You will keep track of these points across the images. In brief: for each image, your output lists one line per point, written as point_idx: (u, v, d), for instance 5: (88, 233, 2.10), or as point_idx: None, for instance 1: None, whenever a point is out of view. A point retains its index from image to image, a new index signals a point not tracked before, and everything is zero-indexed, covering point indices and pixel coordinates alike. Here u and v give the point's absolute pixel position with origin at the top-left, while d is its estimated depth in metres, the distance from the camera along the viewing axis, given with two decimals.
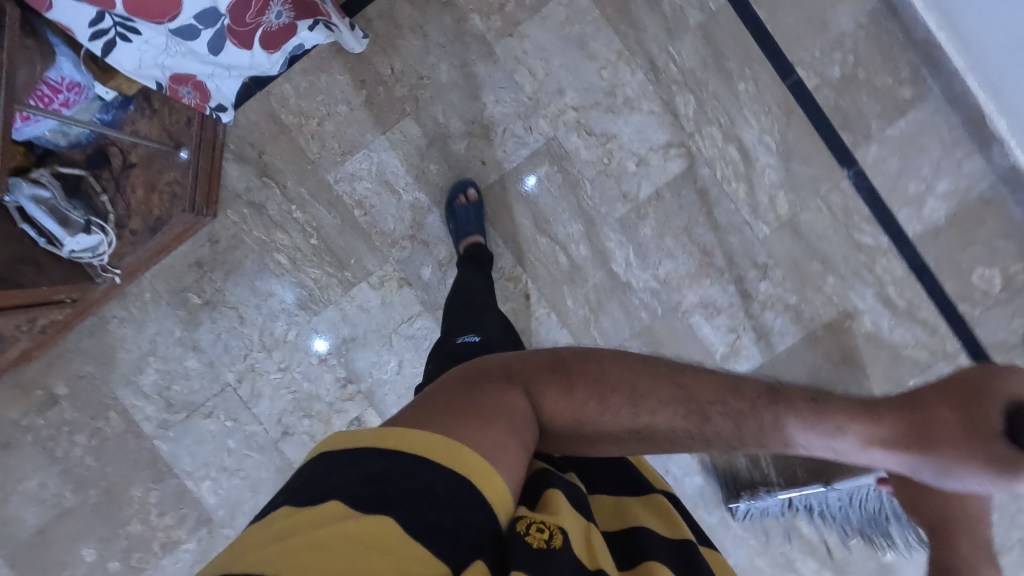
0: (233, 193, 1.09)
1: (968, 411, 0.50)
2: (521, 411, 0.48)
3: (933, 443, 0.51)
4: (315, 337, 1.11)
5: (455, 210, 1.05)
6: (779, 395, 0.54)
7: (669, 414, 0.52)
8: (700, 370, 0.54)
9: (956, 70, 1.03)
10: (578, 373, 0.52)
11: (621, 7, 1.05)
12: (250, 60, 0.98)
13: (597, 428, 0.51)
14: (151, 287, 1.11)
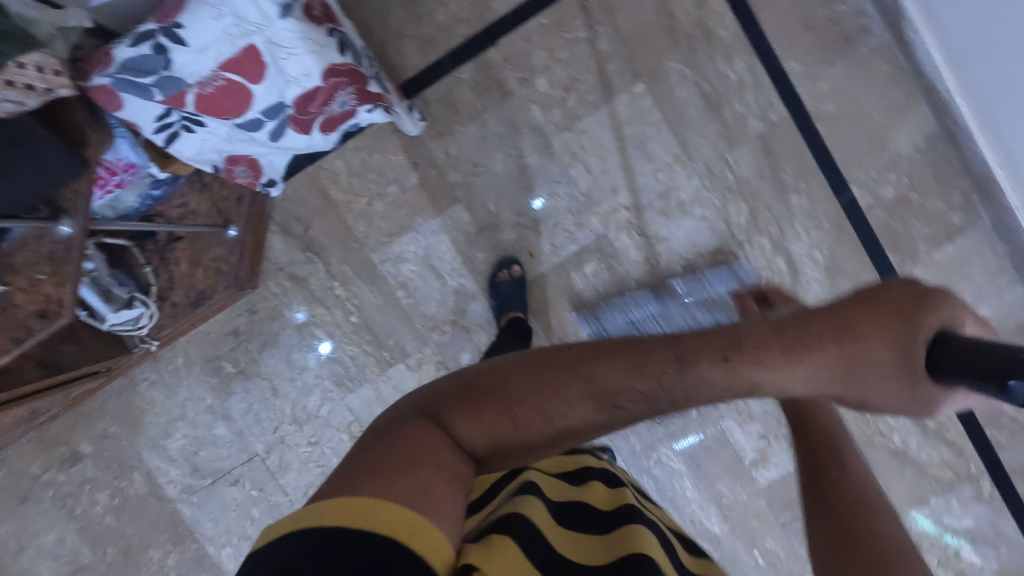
0: (276, 265, 1.08)
1: (896, 343, 0.43)
2: (439, 444, 0.48)
3: (858, 380, 0.46)
4: (319, 340, 1.09)
5: (498, 285, 1.05)
6: (686, 360, 0.50)
7: (582, 410, 0.51)
8: (608, 357, 0.52)
9: (1008, 207, 1.03)
10: (484, 391, 0.52)
11: (682, 111, 1.04)
12: (307, 142, 0.96)
13: (517, 441, 0.51)
14: (185, 352, 1.09)
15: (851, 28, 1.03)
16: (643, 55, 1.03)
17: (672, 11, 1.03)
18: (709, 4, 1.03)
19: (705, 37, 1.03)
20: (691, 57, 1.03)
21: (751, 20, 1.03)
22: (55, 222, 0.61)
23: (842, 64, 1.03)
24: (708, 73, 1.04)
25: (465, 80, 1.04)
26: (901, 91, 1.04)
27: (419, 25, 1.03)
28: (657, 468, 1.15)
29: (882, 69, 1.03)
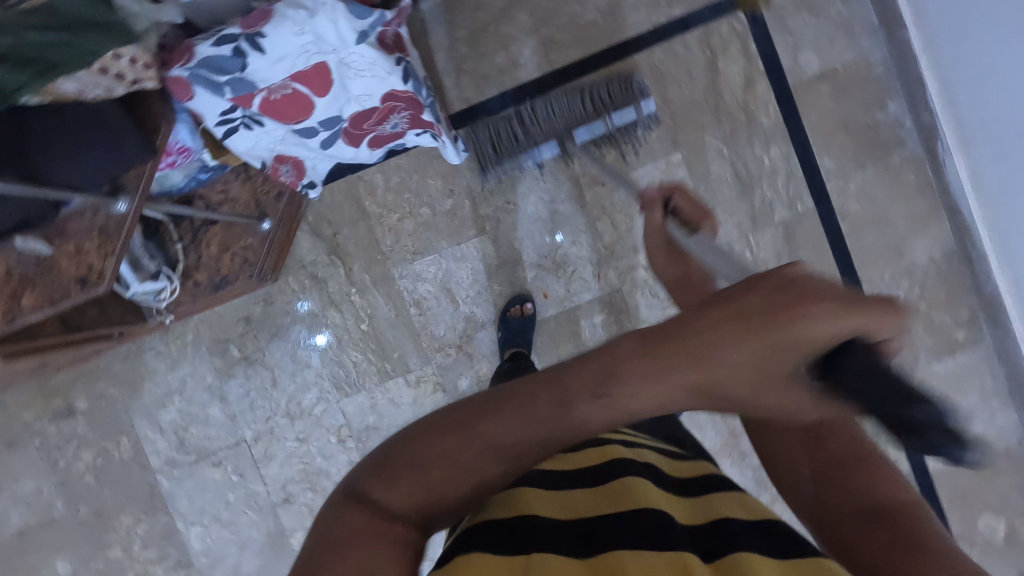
0: (299, 262, 1.11)
1: (778, 350, 0.39)
2: (360, 525, 0.42)
3: (739, 395, 0.42)
4: (317, 332, 1.12)
5: (507, 320, 1.08)
6: (571, 396, 0.43)
7: (489, 458, 0.44)
8: (501, 402, 0.45)
9: (1012, 333, 1.06)
10: (391, 460, 0.45)
11: (714, 186, 1.08)
12: (353, 153, 1.01)
13: (436, 498, 0.44)
14: (195, 329, 1.12)
15: (886, 137, 1.07)
16: (685, 127, 1.08)
17: (721, 90, 1.07)
18: (756, 90, 1.07)
19: (747, 120, 1.07)
20: (731, 137, 1.08)
21: (793, 112, 1.07)
22: (115, 199, 0.64)
23: (872, 169, 1.08)
24: (744, 155, 1.08)
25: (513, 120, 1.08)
26: (926, 204, 1.07)
27: (480, 62, 1.08)
28: None
29: (910, 180, 1.07)
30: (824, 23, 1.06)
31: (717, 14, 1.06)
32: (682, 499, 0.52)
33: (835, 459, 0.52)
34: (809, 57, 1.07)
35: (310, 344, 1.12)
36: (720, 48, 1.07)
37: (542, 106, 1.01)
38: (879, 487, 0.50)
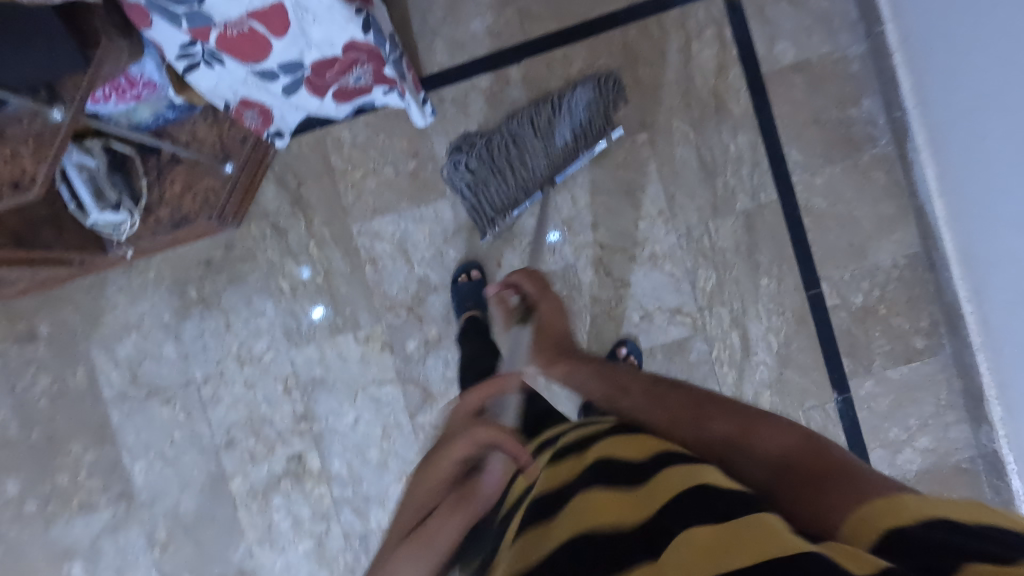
0: (262, 211, 1.13)
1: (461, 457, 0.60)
2: None
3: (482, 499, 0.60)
4: (316, 304, 1.13)
5: (456, 286, 1.08)
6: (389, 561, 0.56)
7: None
8: None
9: (970, 344, 1.03)
10: None
11: (677, 170, 1.07)
12: (318, 105, 1.02)
13: None
14: (156, 267, 1.14)
15: (858, 134, 1.05)
16: (653, 108, 1.07)
17: (692, 74, 1.06)
18: (728, 76, 1.06)
19: (716, 106, 1.06)
20: (699, 121, 1.07)
21: (764, 102, 1.06)
22: (50, 107, 0.66)
23: (841, 165, 1.06)
24: (710, 141, 1.07)
25: (482, 88, 1.09)
26: (893, 206, 1.05)
27: (454, 28, 1.09)
28: None
29: (879, 180, 1.05)
30: (803, 14, 1.05)
31: None
32: (628, 491, 0.50)
33: (723, 440, 0.56)
34: (785, 47, 1.05)
35: (309, 317, 1.13)
36: (695, 31, 1.06)
37: (514, 157, 1.04)
38: (768, 447, 0.53)
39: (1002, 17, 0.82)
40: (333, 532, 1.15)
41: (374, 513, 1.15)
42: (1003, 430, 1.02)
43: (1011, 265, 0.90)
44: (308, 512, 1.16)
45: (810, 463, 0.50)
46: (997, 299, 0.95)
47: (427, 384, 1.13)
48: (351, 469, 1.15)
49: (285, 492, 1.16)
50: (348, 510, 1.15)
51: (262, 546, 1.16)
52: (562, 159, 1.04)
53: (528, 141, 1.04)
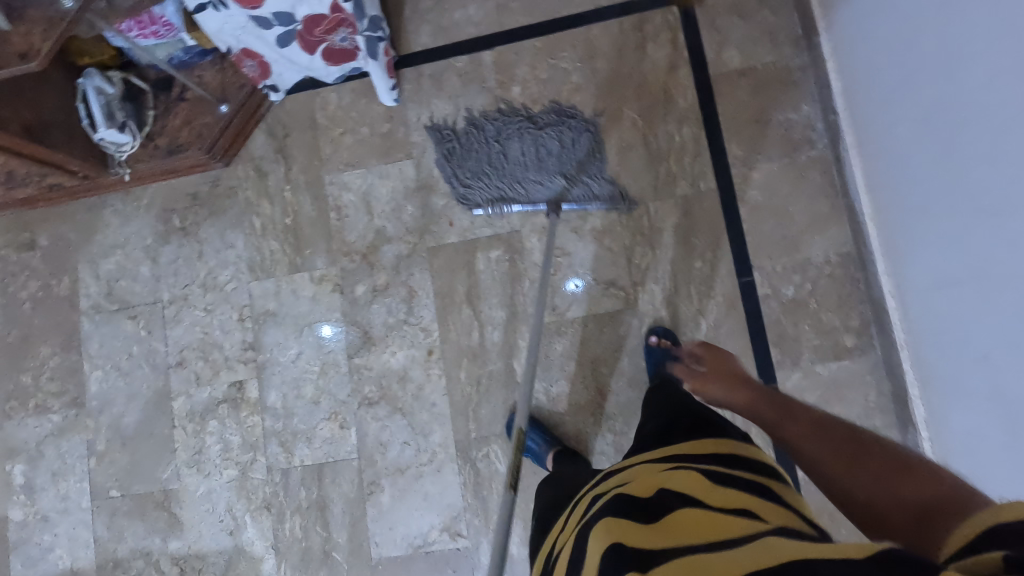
0: (250, 155, 1.26)
1: None
2: None
3: None
4: (325, 323, 1.20)
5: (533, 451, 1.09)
6: None
7: None
8: None
9: (895, 342, 1.02)
10: None
11: (624, 154, 1.15)
12: (309, 62, 1.16)
13: None
14: (149, 195, 1.27)
15: (797, 136, 1.12)
16: (606, 97, 1.17)
17: (646, 70, 1.17)
18: (678, 75, 1.16)
19: (665, 99, 1.16)
20: (648, 111, 1.16)
21: (709, 100, 1.15)
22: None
23: (778, 162, 1.12)
24: (658, 130, 1.15)
25: (457, 68, 1.22)
26: (828, 206, 1.10)
27: (440, 15, 1.24)
28: (483, 464, 1.13)
29: (816, 180, 1.10)
30: (751, 27, 1.15)
31: (654, 5, 1.18)
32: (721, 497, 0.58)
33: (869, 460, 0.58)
34: (732, 53, 1.15)
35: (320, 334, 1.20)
36: (651, 34, 1.17)
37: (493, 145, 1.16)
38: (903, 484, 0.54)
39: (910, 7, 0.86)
40: (258, 463, 1.18)
41: (299, 449, 1.17)
42: (927, 432, 0.99)
43: (930, 261, 0.91)
44: (239, 440, 1.19)
45: (909, 489, 0.53)
46: (916, 289, 0.96)
47: (369, 329, 1.18)
48: (285, 403, 1.19)
49: (220, 417, 1.20)
50: (275, 444, 1.18)
51: (190, 469, 1.20)
52: (540, 176, 1.14)
53: (494, 124, 1.18)
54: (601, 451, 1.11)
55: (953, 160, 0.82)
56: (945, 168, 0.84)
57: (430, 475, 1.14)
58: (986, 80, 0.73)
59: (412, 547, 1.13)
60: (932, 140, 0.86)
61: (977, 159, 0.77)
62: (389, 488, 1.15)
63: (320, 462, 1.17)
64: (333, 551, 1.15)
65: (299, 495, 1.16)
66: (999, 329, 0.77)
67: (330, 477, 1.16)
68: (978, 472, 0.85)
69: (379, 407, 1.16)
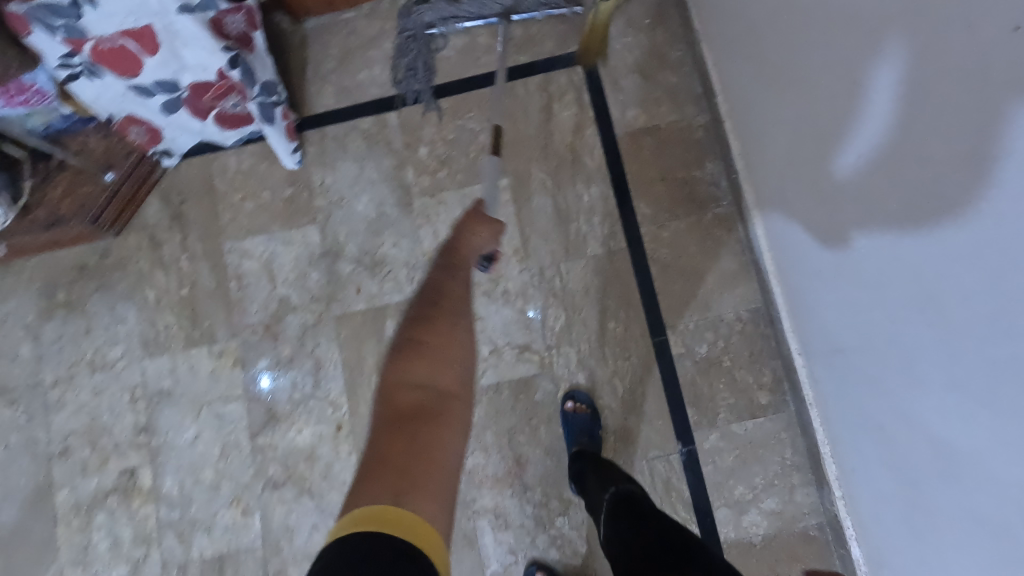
0: (143, 223, 1.19)
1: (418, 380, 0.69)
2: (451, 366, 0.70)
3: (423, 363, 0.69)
4: (263, 373, 1.12)
5: None
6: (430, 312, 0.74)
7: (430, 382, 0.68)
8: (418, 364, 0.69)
9: (805, 399, 1.02)
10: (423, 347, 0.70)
11: (533, 214, 1.14)
12: (201, 127, 1.11)
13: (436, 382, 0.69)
14: (31, 268, 1.18)
15: (703, 194, 1.12)
16: (515, 157, 1.16)
17: (553, 129, 1.16)
18: (585, 134, 1.16)
19: (572, 159, 1.15)
20: (557, 171, 1.15)
21: (616, 159, 1.14)
22: None
23: (685, 220, 1.12)
24: (566, 190, 1.14)
25: (363, 129, 1.19)
26: (735, 262, 1.10)
27: (344, 75, 1.21)
28: None
29: (723, 236, 1.11)
30: (653, 87, 1.16)
31: (559, 65, 1.18)
32: None
33: None
34: (636, 113, 1.16)
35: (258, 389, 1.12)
36: (557, 94, 1.17)
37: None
38: None
39: (797, 85, 0.88)
40: (151, 558, 1.08)
41: (197, 540, 1.08)
42: (839, 492, 0.98)
43: (835, 328, 0.91)
44: (130, 533, 1.09)
45: None
46: (821, 350, 0.96)
47: (273, 405, 1.11)
48: (182, 490, 1.10)
49: (110, 509, 1.10)
50: (171, 535, 1.09)
51: (75, 569, 1.09)
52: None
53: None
54: (520, 525, 1.06)
55: (841, 234, 0.84)
56: (835, 240, 0.86)
57: None
58: (866, 163, 0.75)
59: None
60: (822, 213, 0.88)
61: (863, 236, 0.79)
62: None
63: (220, 554, 1.08)
64: None
65: None
66: (900, 404, 0.78)
67: (231, 570, 1.07)
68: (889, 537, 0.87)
69: (284, 489, 1.09)
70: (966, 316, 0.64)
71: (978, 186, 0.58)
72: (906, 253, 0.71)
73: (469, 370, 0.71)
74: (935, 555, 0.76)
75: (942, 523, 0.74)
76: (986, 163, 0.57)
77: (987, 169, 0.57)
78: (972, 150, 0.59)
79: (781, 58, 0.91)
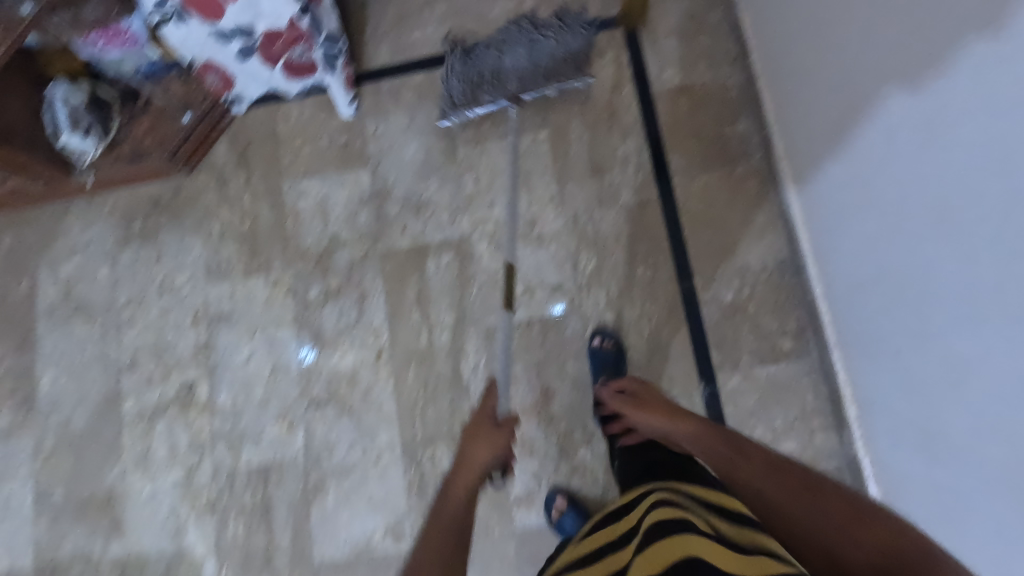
0: (213, 163, 1.30)
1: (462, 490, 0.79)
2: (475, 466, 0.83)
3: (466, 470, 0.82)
4: (303, 347, 1.20)
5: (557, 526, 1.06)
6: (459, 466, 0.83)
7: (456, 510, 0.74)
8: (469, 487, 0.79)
9: (828, 342, 1.05)
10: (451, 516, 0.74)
11: (570, 165, 1.20)
12: (270, 75, 1.21)
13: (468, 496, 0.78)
14: (112, 200, 1.31)
15: (734, 149, 1.17)
16: (555, 111, 1.23)
17: (592, 86, 1.23)
18: (622, 92, 1.22)
19: (609, 114, 1.21)
20: (594, 125, 1.21)
21: (651, 115, 1.20)
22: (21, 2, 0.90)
23: (716, 174, 1.17)
24: (602, 142, 1.20)
25: (414, 83, 1.28)
26: (764, 214, 1.14)
27: (400, 35, 1.30)
28: (428, 466, 1.13)
29: (752, 190, 1.15)
30: (689, 49, 1.22)
31: (600, 28, 1.25)
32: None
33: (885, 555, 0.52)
34: (672, 73, 1.22)
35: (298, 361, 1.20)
36: (597, 54, 1.24)
37: (496, 54, 1.18)
38: None
39: (823, 31, 0.93)
40: (204, 465, 1.18)
41: (246, 450, 1.17)
42: (859, 431, 1.01)
43: (856, 264, 0.94)
44: (186, 441, 1.19)
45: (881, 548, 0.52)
46: (844, 289, 0.99)
47: (320, 331, 1.20)
48: (234, 404, 1.19)
49: (169, 418, 1.20)
50: (223, 445, 1.18)
51: (136, 470, 1.19)
52: (529, 81, 1.16)
53: (510, 29, 1.21)
54: (545, 453, 1.11)
55: (864, 170, 0.88)
56: (858, 178, 0.90)
57: (375, 478, 1.14)
58: (885, 95, 0.79)
59: (355, 551, 1.12)
60: (847, 153, 0.91)
61: (882, 168, 0.83)
62: (334, 490, 1.14)
63: (266, 464, 1.17)
64: (275, 555, 1.14)
65: (244, 497, 1.16)
66: (914, 328, 0.81)
67: (275, 479, 1.16)
68: (906, 466, 0.89)
69: (327, 408, 1.17)
70: (969, 229, 0.67)
71: (977, 98, 0.62)
72: (919, 177, 0.75)
73: (453, 529, 0.70)
74: (946, 473, 0.79)
75: (951, 440, 0.77)
76: (982, 73, 0.61)
77: (985, 78, 0.61)
78: (972, 63, 0.62)
79: (809, 8, 0.95)
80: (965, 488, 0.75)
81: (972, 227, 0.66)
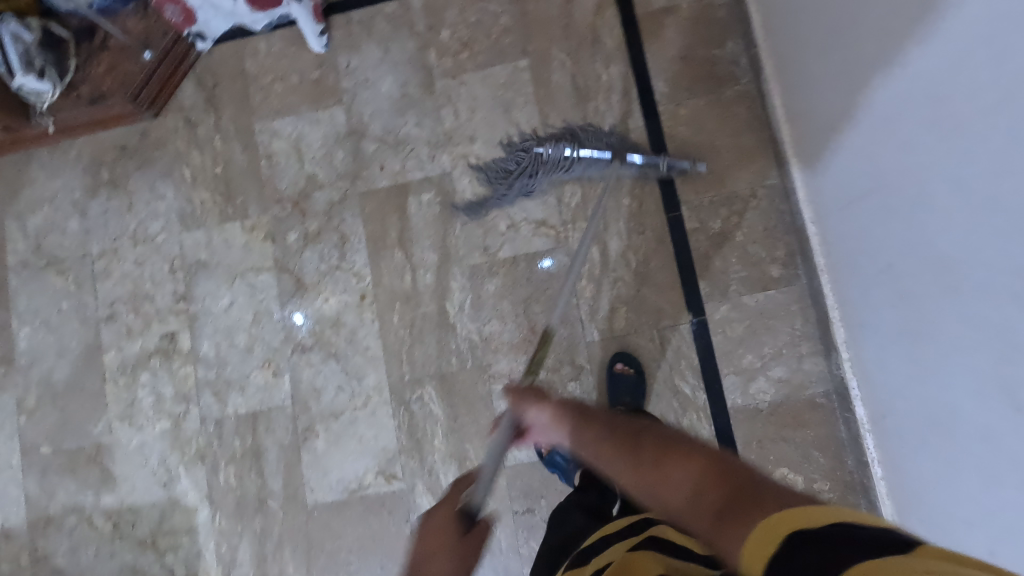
0: (179, 105, 1.24)
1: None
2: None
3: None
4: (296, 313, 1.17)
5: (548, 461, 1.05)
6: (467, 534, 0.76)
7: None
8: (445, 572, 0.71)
9: (817, 267, 1.04)
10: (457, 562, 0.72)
11: (553, 94, 1.15)
12: (233, 5, 1.14)
13: None
14: (77, 147, 1.25)
15: (723, 71, 1.12)
16: (536, 37, 1.17)
17: (574, 10, 1.17)
18: (605, 15, 1.16)
19: (593, 39, 1.16)
20: (577, 51, 1.16)
21: (636, 39, 1.15)
22: None
23: (704, 98, 1.12)
24: (586, 69, 1.15)
25: (387, 13, 1.21)
26: (753, 138, 1.10)
27: None
28: (416, 406, 1.12)
29: (740, 114, 1.11)
30: None
31: None
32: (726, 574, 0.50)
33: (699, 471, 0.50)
34: None
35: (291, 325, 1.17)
36: None
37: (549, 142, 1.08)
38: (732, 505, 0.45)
39: None
40: (191, 413, 1.17)
41: (232, 398, 1.16)
42: (848, 353, 1.01)
43: (845, 181, 0.92)
44: (171, 391, 1.18)
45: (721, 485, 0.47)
46: (833, 209, 0.97)
47: (301, 275, 1.17)
48: (218, 352, 1.17)
49: (152, 369, 1.18)
50: (208, 393, 1.17)
51: (122, 422, 1.18)
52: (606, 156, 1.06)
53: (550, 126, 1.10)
54: None
55: (866, 90, 0.82)
56: (859, 99, 0.84)
57: (365, 419, 1.13)
58: (897, 7, 0.72)
59: (348, 491, 1.12)
60: (848, 72, 0.85)
61: (890, 89, 0.77)
62: (323, 434, 1.14)
63: (254, 410, 1.16)
64: (268, 499, 1.14)
65: (234, 444, 1.15)
66: (904, 237, 0.79)
67: (264, 425, 1.15)
68: (894, 382, 0.89)
69: (312, 353, 1.15)
70: (966, 120, 0.64)
71: None
72: (933, 102, 0.69)
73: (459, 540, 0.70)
74: (934, 382, 0.78)
75: (941, 348, 0.76)
76: None
77: None
78: None
79: None
80: (955, 393, 0.74)
81: (989, 159, 0.61)
